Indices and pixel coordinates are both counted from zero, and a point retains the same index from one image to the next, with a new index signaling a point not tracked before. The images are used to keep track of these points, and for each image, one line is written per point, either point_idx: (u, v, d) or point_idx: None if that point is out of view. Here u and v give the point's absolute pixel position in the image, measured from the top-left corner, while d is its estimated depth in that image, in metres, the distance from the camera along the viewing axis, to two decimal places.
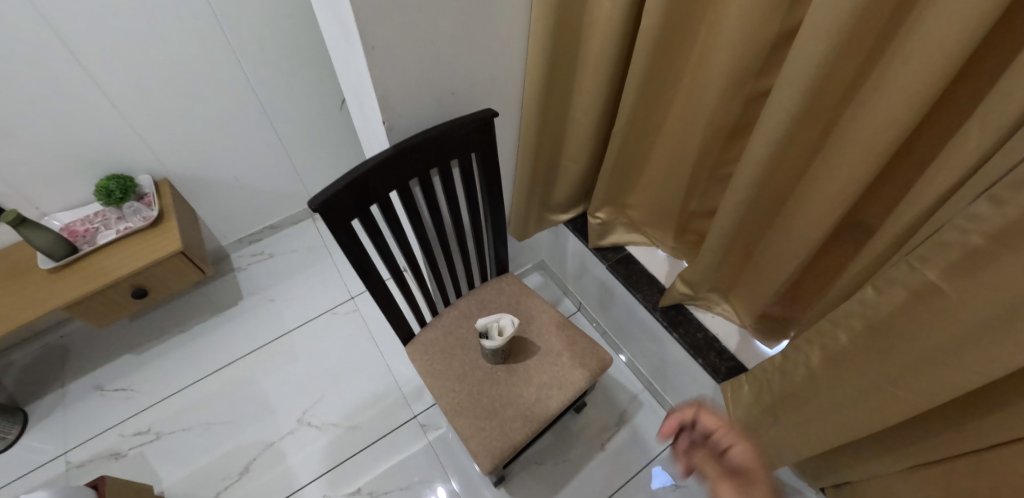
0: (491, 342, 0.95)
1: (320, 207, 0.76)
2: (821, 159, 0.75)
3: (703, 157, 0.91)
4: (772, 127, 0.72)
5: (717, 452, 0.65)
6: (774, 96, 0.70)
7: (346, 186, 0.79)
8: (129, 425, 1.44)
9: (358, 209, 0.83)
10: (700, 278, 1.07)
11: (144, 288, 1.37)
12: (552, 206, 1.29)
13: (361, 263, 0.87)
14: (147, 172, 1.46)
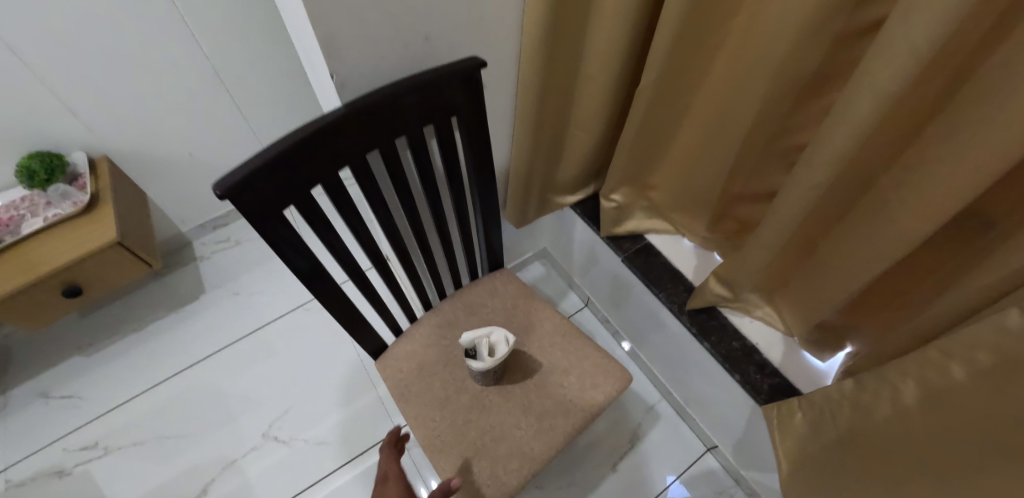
0: (478, 364, 0.74)
1: (230, 195, 0.53)
2: (961, 121, 0.51)
3: (763, 121, 0.68)
4: (895, 70, 0.48)
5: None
6: (907, 20, 0.45)
7: (270, 163, 0.55)
8: (76, 438, 1.27)
9: (295, 196, 0.60)
10: (743, 276, 0.85)
11: (77, 284, 1.17)
12: (557, 185, 1.07)
13: (300, 264, 0.65)
14: (81, 148, 1.24)
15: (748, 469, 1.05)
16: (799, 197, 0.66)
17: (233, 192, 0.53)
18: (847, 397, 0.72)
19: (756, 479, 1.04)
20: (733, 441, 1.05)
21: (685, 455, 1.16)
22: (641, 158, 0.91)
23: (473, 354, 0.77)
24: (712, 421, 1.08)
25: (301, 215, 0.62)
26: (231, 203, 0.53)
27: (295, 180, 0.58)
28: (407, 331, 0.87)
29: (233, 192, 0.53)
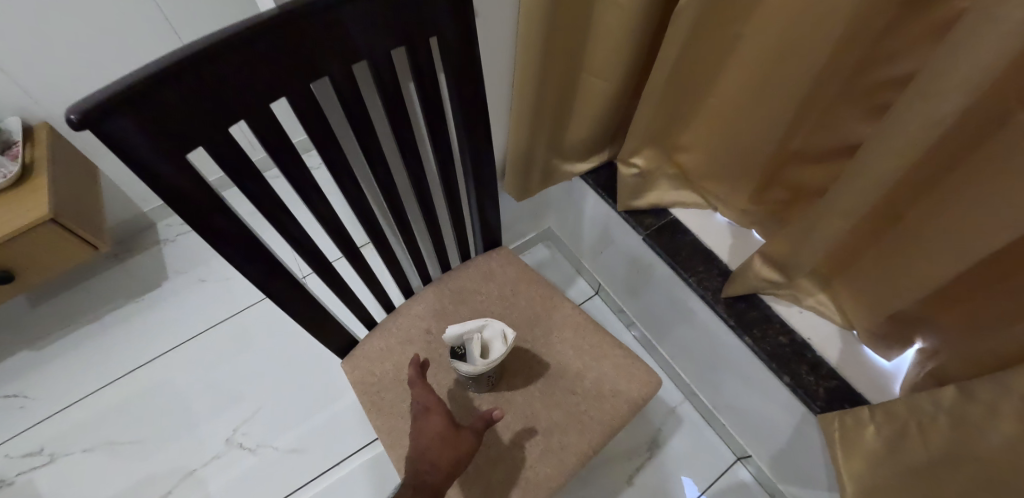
0: (468, 366, 0.58)
1: (94, 126, 0.35)
2: None
3: (851, 40, 0.50)
4: None
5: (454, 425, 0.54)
6: None
7: (162, 82, 0.37)
8: (18, 443, 1.11)
9: (208, 136, 0.43)
10: (800, 256, 0.69)
11: (9, 271, 1.00)
12: (565, 150, 0.90)
13: (218, 234, 0.48)
14: (16, 112, 1.07)
15: (788, 484, 0.90)
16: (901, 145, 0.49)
17: (99, 119, 0.35)
18: (947, 410, 0.55)
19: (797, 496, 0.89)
20: (771, 453, 0.90)
21: (711, 465, 1.00)
22: (671, 110, 0.75)
23: (461, 352, 0.61)
24: (746, 427, 0.93)
25: (220, 166, 0.45)
26: (98, 137, 0.36)
27: (200, 110, 0.41)
28: (381, 324, 0.71)
29: (102, 122, 0.36)
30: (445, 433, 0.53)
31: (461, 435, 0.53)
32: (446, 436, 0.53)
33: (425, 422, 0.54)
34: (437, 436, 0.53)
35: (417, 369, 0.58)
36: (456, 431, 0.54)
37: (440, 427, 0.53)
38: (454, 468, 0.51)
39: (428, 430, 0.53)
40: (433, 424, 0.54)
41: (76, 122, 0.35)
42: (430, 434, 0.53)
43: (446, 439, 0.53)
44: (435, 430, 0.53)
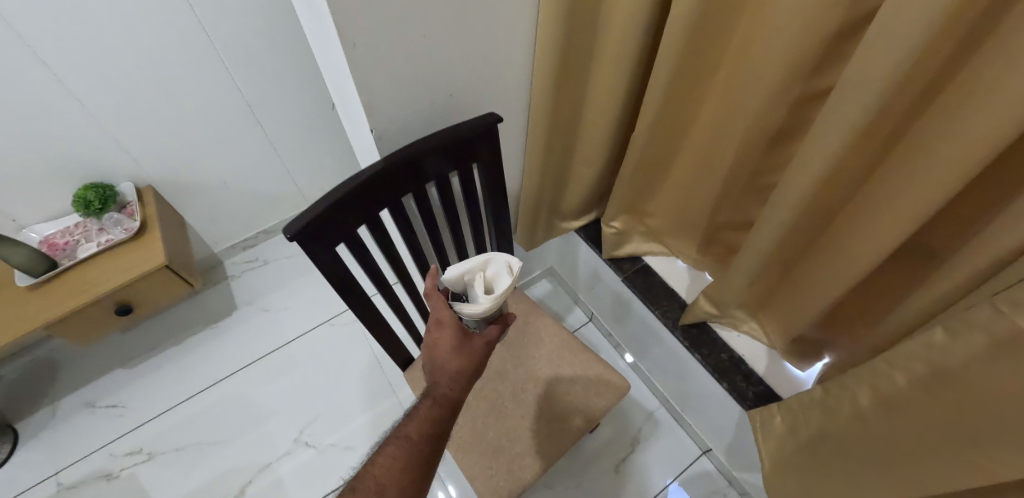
0: (477, 310, 0.65)
1: (298, 234, 0.67)
2: (890, 177, 0.63)
3: (740, 165, 0.80)
4: (832, 139, 0.61)
5: (464, 335, 0.69)
6: (839, 100, 0.58)
7: (327, 213, 0.69)
8: (121, 445, 1.38)
9: (345, 233, 0.73)
10: (728, 295, 0.97)
11: (129, 303, 1.31)
12: (563, 212, 1.20)
13: (348, 295, 0.79)
14: (129, 178, 1.36)
15: (740, 470, 1.15)
16: (769, 231, 0.79)
17: (301, 232, 0.67)
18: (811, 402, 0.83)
19: (746, 480, 1.14)
20: (726, 445, 1.15)
21: (681, 457, 1.26)
22: (639, 189, 1.03)
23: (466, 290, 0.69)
24: (706, 426, 1.19)
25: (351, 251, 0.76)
26: (298, 241, 0.67)
27: (346, 223, 0.72)
28: None
29: (302, 233, 0.67)
30: (458, 349, 0.69)
31: (469, 349, 0.69)
32: (460, 352, 0.69)
33: (442, 344, 0.68)
34: (449, 354, 0.68)
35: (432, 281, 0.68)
36: (466, 347, 0.69)
37: (454, 346, 0.68)
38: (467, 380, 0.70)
39: (443, 350, 0.68)
40: (446, 344, 0.68)
41: (290, 235, 0.66)
42: (445, 353, 0.68)
43: (457, 357, 0.68)
44: (450, 349, 0.68)
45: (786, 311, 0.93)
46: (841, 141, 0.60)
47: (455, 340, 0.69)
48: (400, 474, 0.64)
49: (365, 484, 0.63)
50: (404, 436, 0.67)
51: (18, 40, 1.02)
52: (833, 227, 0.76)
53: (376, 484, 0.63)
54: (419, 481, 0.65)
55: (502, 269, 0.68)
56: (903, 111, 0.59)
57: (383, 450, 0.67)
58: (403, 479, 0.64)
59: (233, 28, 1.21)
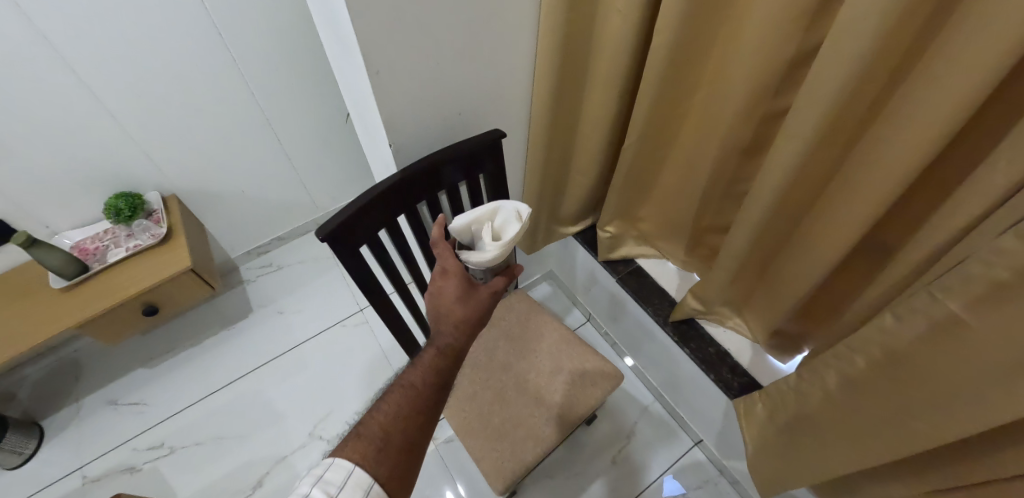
0: (482, 259, 0.70)
1: (327, 236, 0.77)
2: (839, 186, 0.73)
3: (718, 175, 0.90)
4: (788, 154, 0.71)
5: (469, 284, 0.74)
6: (790, 121, 0.69)
7: (353, 217, 0.79)
8: (143, 440, 1.44)
9: (367, 236, 0.83)
10: (712, 292, 1.06)
11: (154, 304, 1.40)
12: (561, 218, 1.29)
13: (371, 292, 0.88)
14: (155, 188, 1.45)
15: (728, 458, 1.23)
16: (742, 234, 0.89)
17: (331, 233, 0.77)
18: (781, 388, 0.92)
19: (735, 467, 1.22)
20: (715, 435, 1.23)
21: (674, 449, 1.34)
22: (631, 197, 1.13)
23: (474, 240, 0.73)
24: (696, 418, 1.27)
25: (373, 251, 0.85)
26: (328, 241, 0.77)
27: (369, 225, 0.82)
28: None
29: (333, 235, 0.77)
30: (462, 296, 0.74)
31: (473, 297, 0.74)
32: (463, 300, 0.74)
33: (446, 291, 0.73)
34: (453, 301, 0.73)
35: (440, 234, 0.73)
36: (470, 295, 0.74)
37: (458, 293, 0.73)
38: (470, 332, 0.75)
39: (447, 296, 0.74)
40: (450, 291, 0.73)
41: (322, 236, 0.76)
42: (450, 299, 0.73)
43: (460, 303, 0.74)
44: (454, 296, 0.73)
45: (763, 308, 1.02)
46: (795, 156, 0.71)
47: (459, 287, 0.74)
48: (404, 419, 0.67)
49: (369, 428, 0.66)
50: (408, 384, 0.70)
51: (62, 61, 1.11)
52: (798, 230, 0.85)
53: (380, 428, 0.66)
54: (422, 427, 0.68)
55: (509, 219, 0.72)
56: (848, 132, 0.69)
57: (387, 397, 0.69)
58: (407, 424, 0.67)
59: (256, 49, 1.31)
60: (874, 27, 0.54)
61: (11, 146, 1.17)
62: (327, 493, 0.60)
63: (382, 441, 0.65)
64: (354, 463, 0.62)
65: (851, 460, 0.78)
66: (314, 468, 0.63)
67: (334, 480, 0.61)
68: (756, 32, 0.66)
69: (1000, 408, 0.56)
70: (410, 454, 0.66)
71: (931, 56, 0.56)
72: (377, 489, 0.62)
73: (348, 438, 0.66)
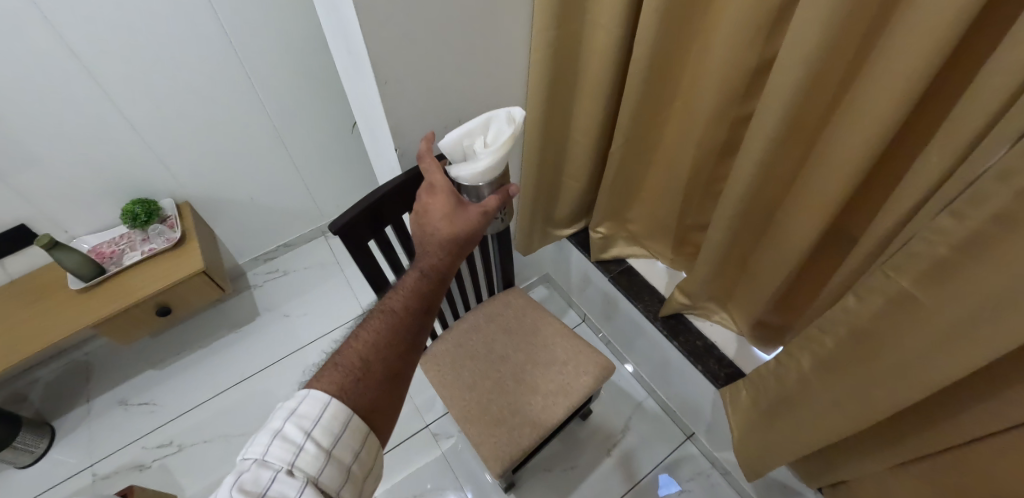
0: (477, 175, 0.74)
1: (337, 230, 0.84)
2: (803, 182, 0.81)
3: (698, 174, 0.98)
4: (755, 152, 0.79)
5: (455, 203, 0.75)
6: (756, 123, 0.77)
7: (363, 212, 0.86)
8: (152, 439, 1.48)
9: (375, 230, 0.90)
10: (697, 287, 1.13)
11: (167, 305, 1.46)
12: (555, 221, 1.36)
13: (377, 284, 0.95)
14: (170, 195, 1.52)
15: (719, 449, 1.27)
16: (721, 229, 0.96)
17: (342, 227, 0.84)
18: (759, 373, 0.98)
19: (725, 458, 1.27)
20: (705, 427, 1.29)
21: (668, 443, 1.39)
22: (621, 198, 1.20)
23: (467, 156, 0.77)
24: (688, 411, 1.32)
25: (380, 246, 0.92)
26: (340, 234, 0.84)
27: (376, 221, 0.89)
28: (444, 335, 1.17)
29: (344, 228, 0.84)
30: (448, 215, 0.74)
31: (460, 217, 0.74)
32: (450, 218, 0.74)
33: (434, 209, 0.75)
34: (439, 217, 0.74)
35: (428, 151, 0.75)
36: (457, 214, 0.74)
37: (444, 211, 0.74)
38: (452, 256, 0.75)
39: (434, 214, 0.75)
40: (437, 208, 0.75)
41: (334, 229, 0.83)
42: (437, 217, 0.74)
43: (446, 221, 0.74)
44: (441, 215, 0.74)
45: (745, 300, 1.09)
46: (761, 154, 0.79)
47: (446, 204, 0.75)
48: (384, 346, 0.66)
49: (347, 357, 0.64)
50: (388, 311, 0.68)
51: (88, 74, 1.19)
52: (772, 225, 0.93)
53: (358, 356, 0.64)
54: (403, 355, 0.67)
55: (500, 127, 0.76)
56: (807, 132, 0.77)
57: (365, 325, 0.67)
58: (387, 351, 0.66)
59: (269, 64, 1.40)
60: (815, 41, 0.63)
61: (37, 154, 1.24)
62: (302, 427, 0.58)
63: (360, 370, 0.64)
64: (332, 394, 0.61)
65: (825, 437, 0.84)
66: (286, 401, 0.61)
67: (309, 414, 0.59)
68: (724, 43, 0.74)
69: (944, 371, 0.63)
70: (390, 382, 0.65)
71: (870, 64, 0.64)
72: (357, 421, 0.61)
73: (324, 369, 0.64)
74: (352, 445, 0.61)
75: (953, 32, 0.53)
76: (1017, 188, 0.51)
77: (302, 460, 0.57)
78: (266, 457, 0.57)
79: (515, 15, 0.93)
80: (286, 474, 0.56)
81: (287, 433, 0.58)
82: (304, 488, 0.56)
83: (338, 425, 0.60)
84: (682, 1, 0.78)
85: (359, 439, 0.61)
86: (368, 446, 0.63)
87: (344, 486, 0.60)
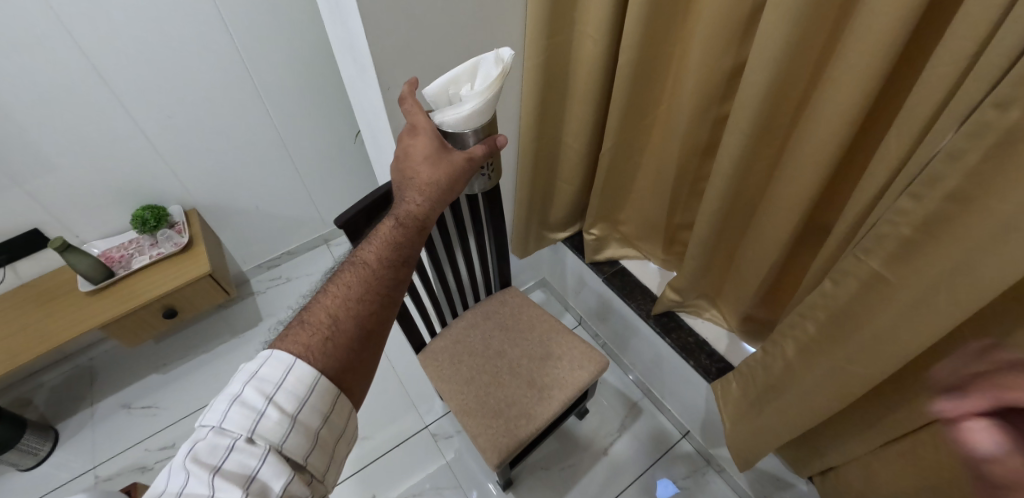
0: (460, 120, 0.76)
1: (343, 223, 0.88)
2: (779, 177, 0.86)
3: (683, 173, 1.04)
4: (733, 148, 0.85)
5: (437, 147, 0.75)
6: (732, 120, 0.82)
7: (366, 208, 0.90)
8: (155, 441, 1.50)
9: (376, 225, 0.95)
10: (687, 284, 1.17)
11: (173, 307, 1.50)
12: (550, 224, 1.41)
13: None
14: (178, 203, 1.57)
15: (713, 446, 1.30)
16: (705, 225, 1.01)
17: (347, 221, 0.88)
18: (746, 364, 1.01)
19: (719, 454, 1.29)
20: (699, 423, 1.31)
21: (664, 441, 1.41)
22: (612, 200, 1.25)
23: (453, 103, 0.79)
24: (683, 409, 1.34)
25: None
26: (344, 227, 0.89)
27: (378, 217, 0.94)
28: (443, 333, 1.20)
29: (348, 221, 0.89)
30: (431, 158, 0.75)
31: (443, 162, 0.75)
32: (432, 162, 0.75)
33: (415, 153, 0.75)
34: (422, 159, 0.75)
35: (412, 95, 0.77)
36: (439, 158, 0.75)
37: (427, 154, 0.75)
38: (427, 203, 0.75)
39: (416, 157, 0.75)
40: (420, 150, 0.75)
41: (339, 222, 0.88)
42: (420, 159, 0.75)
43: (429, 164, 0.75)
44: (424, 158, 0.75)
45: (733, 295, 1.13)
46: (738, 149, 0.84)
47: (429, 147, 0.75)
48: (353, 299, 0.67)
49: (313, 316, 0.66)
50: (355, 265, 0.70)
51: (104, 83, 1.25)
52: (754, 219, 0.98)
53: (324, 314, 0.66)
54: (375, 307, 0.68)
55: (487, 70, 0.76)
56: (781, 129, 0.83)
57: (332, 282, 0.69)
58: (354, 306, 0.67)
59: (277, 77, 1.47)
60: (780, 41, 0.68)
61: (52, 160, 1.29)
62: (262, 392, 0.61)
63: (329, 324, 0.66)
64: (295, 356, 0.63)
65: (809, 420, 0.87)
66: (248, 366, 0.64)
67: (270, 378, 0.62)
68: (701, 46, 0.80)
69: (911, 346, 0.67)
70: (360, 337, 0.67)
71: (832, 62, 0.70)
72: (323, 382, 0.64)
73: (291, 328, 0.67)
74: (319, 410, 0.63)
75: (902, 29, 0.59)
76: (965, 168, 0.55)
77: (262, 426, 0.60)
78: (225, 425, 0.60)
79: (510, 27, 1.00)
80: (246, 441, 0.59)
81: (247, 398, 0.62)
82: (265, 455, 0.59)
83: (300, 390, 0.62)
84: (662, 9, 0.84)
85: (327, 402, 0.64)
86: (337, 408, 0.66)
87: (311, 450, 0.63)
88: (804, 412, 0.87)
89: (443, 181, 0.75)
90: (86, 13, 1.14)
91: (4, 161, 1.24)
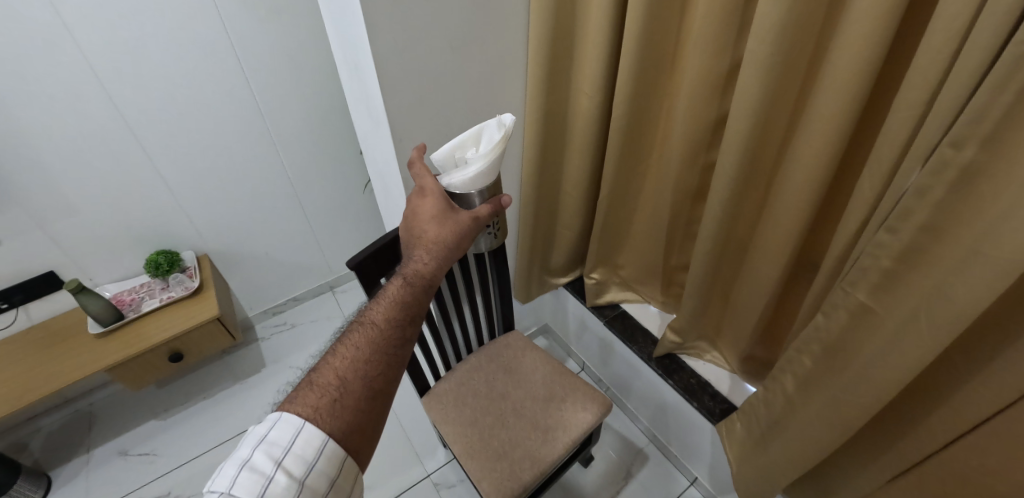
0: (466, 182, 0.82)
1: (355, 266, 0.92)
2: (767, 218, 0.91)
3: (677, 215, 1.09)
4: (721, 191, 0.91)
5: (442, 207, 0.81)
6: (719, 167, 0.88)
7: (376, 251, 0.95)
8: (150, 489, 1.46)
9: (384, 269, 0.99)
10: (688, 326, 1.19)
11: (179, 352, 1.51)
12: (551, 269, 1.46)
13: None
14: (191, 248, 1.62)
15: (722, 492, 1.26)
16: (700, 266, 1.05)
17: (358, 262, 0.92)
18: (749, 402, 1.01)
19: None
20: (707, 470, 1.28)
21: (672, 489, 1.37)
22: (611, 244, 1.30)
23: (459, 166, 0.85)
24: (689, 455, 1.32)
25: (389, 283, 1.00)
26: (355, 269, 0.93)
27: (387, 260, 0.98)
28: (447, 377, 1.21)
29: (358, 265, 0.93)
30: (438, 217, 0.80)
31: (449, 222, 0.81)
32: (439, 220, 0.80)
33: (422, 214, 0.81)
34: (428, 220, 0.80)
35: (420, 159, 0.83)
36: (445, 217, 0.80)
37: (435, 213, 0.80)
38: (433, 262, 0.79)
39: (424, 217, 0.81)
40: (427, 212, 0.81)
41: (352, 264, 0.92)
42: (428, 220, 0.80)
43: (434, 223, 0.80)
44: (431, 218, 0.80)
45: (732, 335, 1.15)
46: (726, 193, 0.90)
47: (436, 208, 0.81)
48: (360, 361, 0.69)
49: (320, 378, 0.68)
50: (363, 325, 0.73)
51: (130, 131, 1.34)
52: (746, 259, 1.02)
53: (332, 375, 0.68)
54: (383, 366, 0.71)
55: (491, 132, 0.83)
56: (765, 173, 0.89)
57: (340, 343, 0.72)
58: (361, 366, 0.69)
59: (294, 132, 1.58)
60: (756, 92, 0.76)
61: (75, 203, 1.36)
62: (272, 456, 0.62)
63: (337, 386, 0.67)
64: (303, 418, 0.65)
65: (815, 456, 0.87)
66: (257, 430, 0.65)
67: (279, 441, 0.63)
68: (688, 98, 0.87)
69: (903, 372, 0.69)
70: (367, 397, 0.68)
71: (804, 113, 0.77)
72: (331, 445, 0.64)
73: (299, 390, 0.69)
74: (327, 473, 0.64)
75: (861, 81, 0.66)
76: (932, 202, 0.60)
77: (270, 492, 0.61)
78: (234, 491, 0.59)
79: (512, 84, 1.10)
80: None
81: (256, 463, 0.62)
82: None
83: (306, 455, 0.63)
84: (650, 66, 0.93)
85: (334, 465, 0.65)
86: (345, 472, 0.66)
87: None
88: (809, 447, 0.87)
89: (448, 239, 0.80)
90: (119, 67, 1.25)
91: (33, 205, 1.31)
